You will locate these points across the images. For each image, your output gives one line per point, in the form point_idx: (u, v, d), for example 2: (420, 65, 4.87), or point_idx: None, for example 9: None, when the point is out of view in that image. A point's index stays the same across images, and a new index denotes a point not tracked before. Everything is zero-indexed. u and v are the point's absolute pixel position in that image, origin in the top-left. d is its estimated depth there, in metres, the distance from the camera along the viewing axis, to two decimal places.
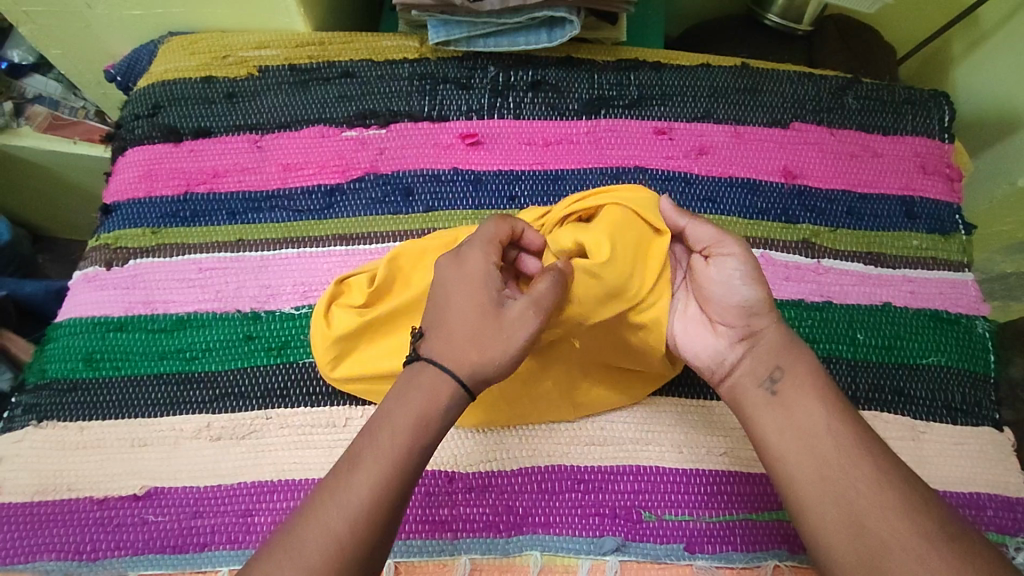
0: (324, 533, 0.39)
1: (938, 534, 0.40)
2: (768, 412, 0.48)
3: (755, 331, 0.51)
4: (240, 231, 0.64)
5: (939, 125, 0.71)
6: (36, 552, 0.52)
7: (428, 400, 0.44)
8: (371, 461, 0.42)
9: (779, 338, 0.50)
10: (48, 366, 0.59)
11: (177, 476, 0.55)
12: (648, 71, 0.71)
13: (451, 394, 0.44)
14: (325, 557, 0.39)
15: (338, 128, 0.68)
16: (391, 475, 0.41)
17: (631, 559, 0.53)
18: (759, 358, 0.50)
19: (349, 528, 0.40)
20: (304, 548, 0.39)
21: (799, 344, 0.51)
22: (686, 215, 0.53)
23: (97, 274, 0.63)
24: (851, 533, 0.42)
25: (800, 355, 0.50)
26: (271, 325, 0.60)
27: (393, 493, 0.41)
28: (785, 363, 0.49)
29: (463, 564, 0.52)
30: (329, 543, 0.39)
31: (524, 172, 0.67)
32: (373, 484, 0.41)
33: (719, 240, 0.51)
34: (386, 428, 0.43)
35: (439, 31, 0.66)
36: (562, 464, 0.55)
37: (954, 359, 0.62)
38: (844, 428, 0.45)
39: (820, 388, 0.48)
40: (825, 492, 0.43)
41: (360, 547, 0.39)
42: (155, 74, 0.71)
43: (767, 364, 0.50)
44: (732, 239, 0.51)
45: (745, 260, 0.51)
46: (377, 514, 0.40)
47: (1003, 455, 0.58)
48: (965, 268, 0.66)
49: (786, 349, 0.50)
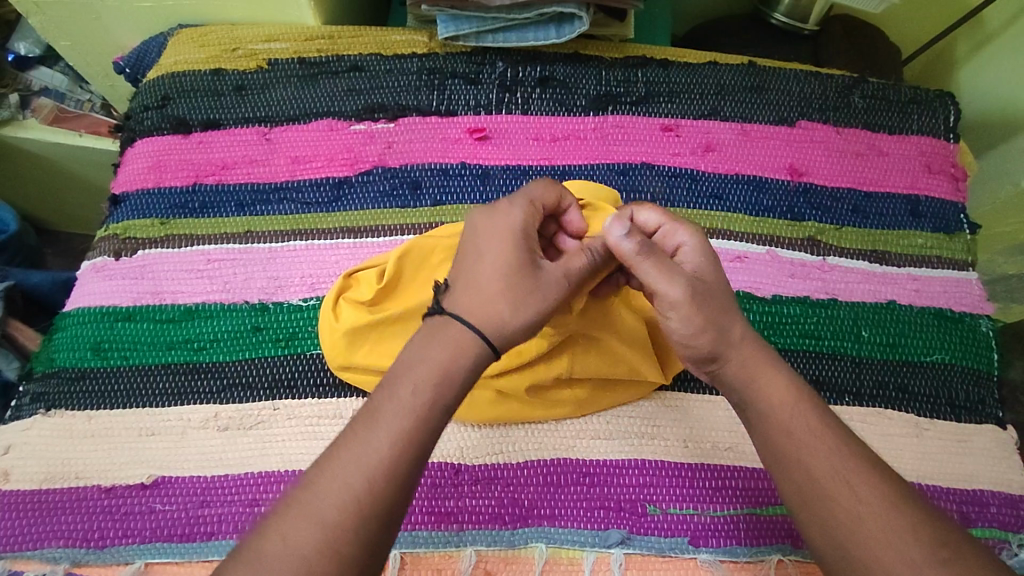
0: (341, 490, 0.39)
1: (926, 557, 0.38)
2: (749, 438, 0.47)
3: (717, 367, 0.48)
4: (249, 223, 0.64)
5: (945, 125, 0.71)
6: (44, 538, 0.53)
7: (449, 356, 0.43)
8: (390, 414, 0.41)
9: (744, 365, 0.47)
10: (57, 355, 0.60)
11: (184, 466, 0.55)
12: (656, 68, 0.71)
13: (477, 350, 0.44)
14: (340, 516, 0.38)
15: (347, 122, 0.68)
16: (410, 429, 0.41)
17: (636, 552, 0.53)
18: (727, 387, 0.48)
19: (367, 484, 0.39)
20: (319, 507, 0.38)
21: (773, 366, 0.47)
22: (639, 261, 0.47)
23: (106, 264, 0.63)
24: (840, 561, 0.40)
25: (769, 379, 0.46)
26: (279, 316, 0.60)
27: (411, 448, 0.41)
28: (750, 391, 0.46)
29: (468, 555, 0.52)
30: (344, 502, 0.38)
31: (531, 167, 0.67)
32: (393, 440, 0.40)
33: (665, 290, 0.47)
34: (406, 384, 0.42)
35: (448, 26, 0.67)
36: (567, 458, 0.56)
37: (958, 356, 0.62)
38: (823, 453, 0.43)
39: (795, 410, 0.45)
40: (812, 520, 0.42)
41: (374, 509, 0.39)
42: (165, 66, 0.71)
43: (734, 394, 0.47)
44: (677, 286, 0.46)
45: (694, 307, 0.46)
46: (396, 471, 0.40)
47: (1006, 452, 0.59)
48: (968, 267, 0.66)
49: (753, 376, 0.46)
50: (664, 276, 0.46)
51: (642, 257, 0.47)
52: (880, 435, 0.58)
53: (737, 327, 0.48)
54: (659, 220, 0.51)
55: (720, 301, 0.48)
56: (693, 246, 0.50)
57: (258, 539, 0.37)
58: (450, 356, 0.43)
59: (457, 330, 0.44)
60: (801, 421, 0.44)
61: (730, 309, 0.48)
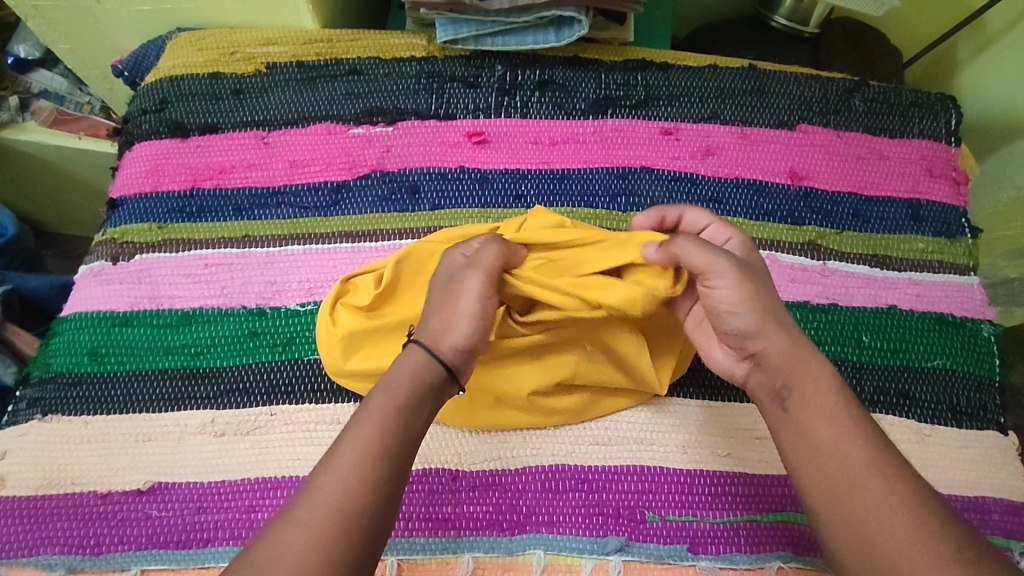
0: (320, 497, 0.41)
1: (951, 554, 0.38)
2: (773, 427, 0.47)
3: (760, 350, 0.47)
4: (246, 227, 0.64)
5: (946, 129, 0.71)
6: (40, 545, 0.52)
7: (417, 377, 0.46)
8: (366, 433, 0.43)
9: (789, 351, 0.46)
10: (53, 360, 0.59)
11: (182, 472, 0.55)
12: (656, 71, 0.71)
13: (427, 365, 0.47)
14: (327, 533, 0.40)
15: (345, 126, 0.68)
16: (378, 439, 0.43)
17: (635, 559, 0.53)
18: (767, 373, 0.47)
19: (350, 502, 0.41)
20: (303, 521, 0.40)
21: (814, 356, 0.47)
22: (674, 243, 0.49)
23: (103, 268, 0.63)
24: (862, 559, 0.40)
25: (811, 367, 0.46)
26: (276, 321, 0.60)
27: (382, 460, 0.43)
28: (794, 379, 0.46)
29: (466, 562, 0.52)
30: (324, 507, 0.40)
31: (530, 171, 0.67)
32: (364, 452, 0.42)
33: (711, 263, 0.48)
34: (372, 403, 0.45)
35: (448, 29, 0.66)
36: (566, 464, 0.55)
37: (960, 362, 0.62)
38: (858, 445, 0.43)
39: (832, 402, 0.45)
40: (833, 509, 0.42)
41: (357, 509, 0.41)
42: (163, 70, 0.71)
43: (776, 379, 0.47)
44: (726, 262, 0.48)
45: (740, 283, 0.47)
46: (371, 476, 0.42)
47: (1008, 459, 0.58)
48: (970, 271, 0.66)
49: (797, 365, 0.46)
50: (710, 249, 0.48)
51: (681, 239, 0.49)
52: None
53: (782, 311, 0.48)
54: (708, 221, 0.54)
55: (766, 283, 0.49)
56: (738, 243, 0.52)
57: (256, 546, 0.40)
58: (407, 378, 0.46)
59: (416, 355, 0.47)
60: (842, 415, 0.44)
61: (773, 290, 0.49)
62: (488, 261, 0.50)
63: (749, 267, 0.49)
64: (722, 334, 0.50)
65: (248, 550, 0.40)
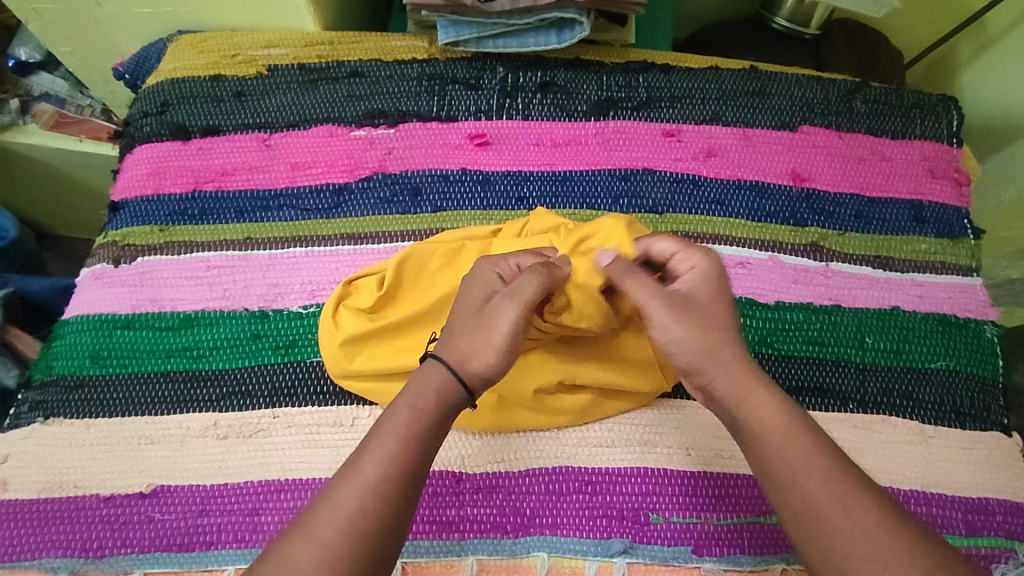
0: (336, 512, 0.41)
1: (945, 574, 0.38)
2: (749, 455, 0.46)
3: (706, 384, 0.48)
4: (248, 230, 0.64)
5: (948, 130, 0.71)
6: (43, 549, 0.52)
7: (439, 400, 0.46)
8: (387, 450, 0.43)
9: (734, 383, 0.46)
10: (55, 363, 0.59)
11: (184, 475, 0.54)
12: (657, 73, 0.71)
13: (451, 388, 0.46)
14: (339, 548, 0.40)
15: (347, 128, 0.68)
16: (398, 459, 0.43)
17: (639, 561, 0.52)
18: (719, 407, 0.48)
19: (366, 521, 0.41)
20: (322, 536, 0.40)
21: (760, 385, 0.46)
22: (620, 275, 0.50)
23: (105, 271, 0.63)
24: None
25: (760, 393, 0.46)
26: (279, 323, 0.60)
27: (399, 478, 0.42)
28: (744, 413, 0.46)
29: (470, 565, 0.52)
30: (340, 523, 0.40)
31: (532, 173, 0.67)
32: (383, 470, 0.42)
33: (645, 301, 0.49)
34: (393, 420, 0.44)
35: (449, 31, 0.67)
36: (569, 466, 0.55)
37: (962, 363, 0.62)
38: (841, 470, 0.43)
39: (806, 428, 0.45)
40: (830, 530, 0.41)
41: (371, 526, 0.41)
42: (164, 72, 0.71)
43: (727, 413, 0.47)
44: (654, 301, 0.48)
45: (676, 321, 0.48)
46: (387, 494, 0.42)
47: (1012, 460, 0.58)
48: (973, 272, 0.66)
49: (743, 397, 0.46)
50: (646, 288, 0.49)
51: (626, 274, 0.50)
52: (884, 443, 0.58)
53: (727, 346, 0.48)
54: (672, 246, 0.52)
55: (710, 319, 0.48)
56: (698, 272, 0.50)
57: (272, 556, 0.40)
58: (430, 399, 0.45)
59: (439, 376, 0.46)
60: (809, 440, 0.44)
61: (721, 323, 0.48)
62: (527, 294, 0.48)
63: (689, 304, 0.49)
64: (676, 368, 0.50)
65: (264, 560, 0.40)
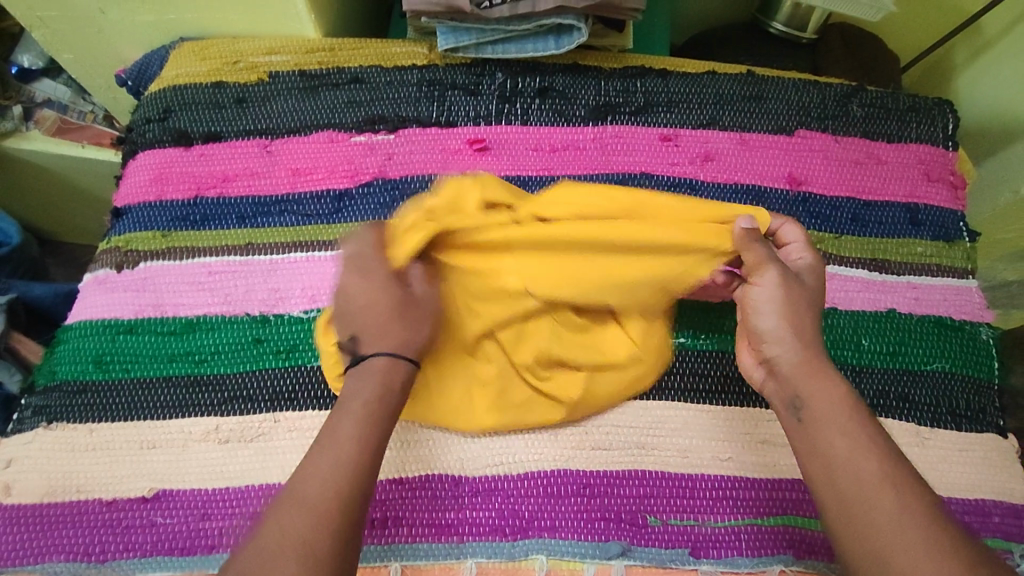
0: (319, 480, 0.43)
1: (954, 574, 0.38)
2: (794, 438, 0.47)
3: (775, 358, 0.49)
4: (250, 235, 0.65)
5: (943, 133, 0.71)
6: (46, 553, 0.53)
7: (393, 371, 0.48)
8: (357, 421, 0.46)
9: (802, 366, 0.48)
10: (59, 367, 0.60)
11: (185, 479, 0.55)
12: (654, 78, 0.72)
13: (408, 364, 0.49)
14: (328, 512, 0.42)
15: (348, 134, 0.69)
16: (368, 429, 0.46)
17: (636, 563, 0.53)
18: (781, 386, 0.48)
19: (345, 487, 0.43)
20: (310, 504, 0.42)
21: (827, 371, 0.48)
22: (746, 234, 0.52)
23: (108, 277, 0.63)
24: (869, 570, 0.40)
25: (827, 381, 0.47)
26: (280, 328, 0.61)
27: (370, 444, 0.45)
28: (806, 393, 0.47)
29: (469, 567, 0.52)
30: (326, 490, 0.43)
31: (530, 178, 0.67)
32: (356, 438, 0.45)
33: (762, 261, 0.50)
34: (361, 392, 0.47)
35: (448, 38, 0.67)
36: (567, 469, 0.56)
37: (958, 365, 0.62)
38: (875, 460, 0.43)
39: (848, 417, 0.45)
40: (850, 526, 0.42)
41: (354, 490, 0.43)
42: (167, 79, 0.71)
43: (789, 391, 0.48)
44: (774, 265, 0.50)
45: (783, 288, 0.49)
46: (363, 458, 0.45)
47: (1007, 462, 0.59)
48: (968, 275, 0.66)
49: (807, 378, 0.47)
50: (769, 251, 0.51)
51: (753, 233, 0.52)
52: None
53: (813, 331, 0.49)
54: (796, 238, 0.55)
55: (811, 301, 0.50)
56: (808, 265, 0.53)
57: (267, 529, 0.41)
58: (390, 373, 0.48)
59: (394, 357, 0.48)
60: (853, 432, 0.45)
61: (816, 313, 0.50)
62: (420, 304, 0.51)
63: (799, 282, 0.51)
64: (749, 335, 0.51)
65: (260, 534, 0.41)
